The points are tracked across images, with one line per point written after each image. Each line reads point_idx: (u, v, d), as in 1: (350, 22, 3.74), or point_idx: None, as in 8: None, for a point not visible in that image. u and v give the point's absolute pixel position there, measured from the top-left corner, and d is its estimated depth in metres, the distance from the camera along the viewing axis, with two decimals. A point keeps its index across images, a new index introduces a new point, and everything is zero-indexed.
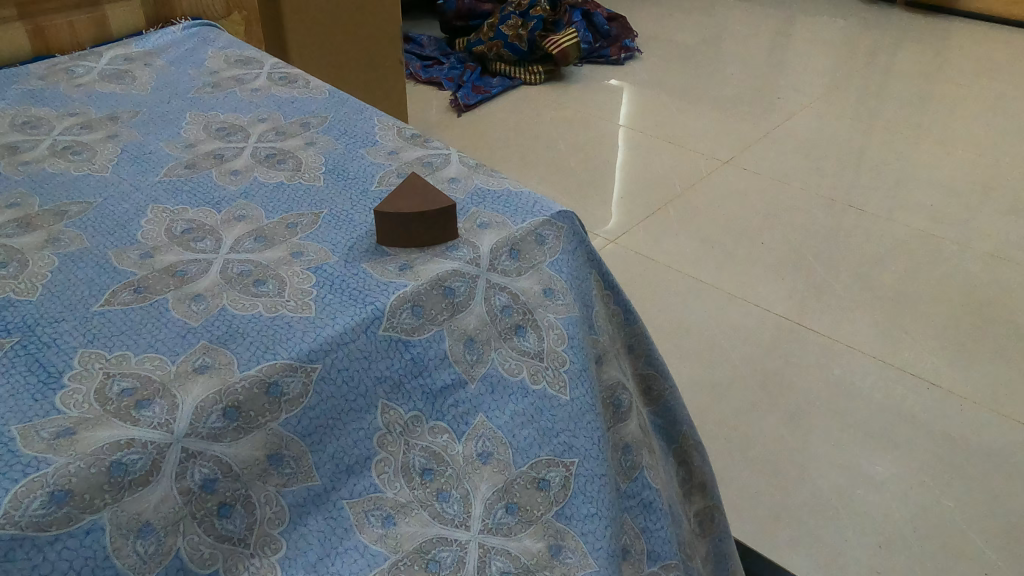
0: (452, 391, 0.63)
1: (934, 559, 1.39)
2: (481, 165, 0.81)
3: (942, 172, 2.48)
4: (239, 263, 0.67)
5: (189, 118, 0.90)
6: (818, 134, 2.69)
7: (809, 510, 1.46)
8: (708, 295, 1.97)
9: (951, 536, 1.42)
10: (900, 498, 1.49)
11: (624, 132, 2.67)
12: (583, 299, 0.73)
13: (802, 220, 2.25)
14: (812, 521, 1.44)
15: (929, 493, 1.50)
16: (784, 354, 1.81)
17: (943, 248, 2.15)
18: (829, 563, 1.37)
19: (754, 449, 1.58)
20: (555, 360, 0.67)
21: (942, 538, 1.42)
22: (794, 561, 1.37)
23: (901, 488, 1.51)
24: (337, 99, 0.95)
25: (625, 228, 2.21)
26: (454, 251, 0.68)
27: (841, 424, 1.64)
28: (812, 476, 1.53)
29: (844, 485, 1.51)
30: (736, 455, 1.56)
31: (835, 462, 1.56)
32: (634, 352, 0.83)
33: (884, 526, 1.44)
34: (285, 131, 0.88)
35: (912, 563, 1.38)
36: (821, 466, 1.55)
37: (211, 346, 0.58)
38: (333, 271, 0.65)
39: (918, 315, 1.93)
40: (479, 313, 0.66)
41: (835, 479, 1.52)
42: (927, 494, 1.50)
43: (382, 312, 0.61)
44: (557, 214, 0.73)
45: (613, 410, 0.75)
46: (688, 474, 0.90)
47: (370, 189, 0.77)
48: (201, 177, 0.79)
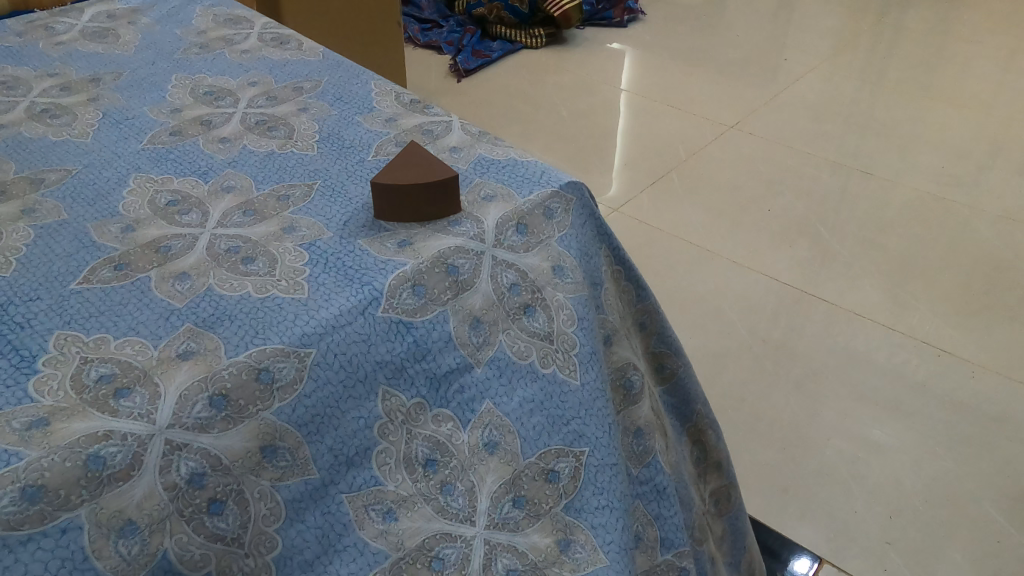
0: (456, 376, 0.59)
1: (946, 528, 1.37)
2: (484, 133, 0.77)
3: (954, 133, 2.43)
4: (227, 239, 0.63)
5: (176, 80, 0.85)
6: (827, 97, 2.62)
7: (818, 482, 1.44)
8: (714, 264, 1.93)
9: (962, 506, 1.41)
10: (911, 467, 1.47)
11: (627, 96, 2.60)
12: (592, 275, 0.69)
13: (811, 185, 2.20)
14: (822, 493, 1.43)
15: (940, 462, 1.48)
16: (792, 324, 1.77)
17: (954, 212, 2.11)
18: (840, 535, 1.36)
19: (762, 422, 1.55)
20: (566, 343, 0.64)
21: (953, 508, 1.40)
22: (804, 533, 1.36)
23: (911, 458, 1.49)
24: (331, 62, 0.89)
25: (629, 196, 2.16)
26: (457, 226, 0.63)
27: (850, 393, 1.61)
28: (821, 446, 1.51)
29: (853, 456, 1.49)
30: (743, 428, 1.54)
31: (844, 432, 1.54)
32: (647, 330, 0.79)
33: (894, 498, 1.42)
34: (276, 95, 0.83)
35: (923, 533, 1.36)
36: (830, 437, 1.53)
37: (196, 330, 0.54)
38: (327, 248, 0.61)
39: (928, 281, 1.89)
40: (485, 292, 0.61)
41: (844, 450, 1.50)
42: (937, 463, 1.48)
43: (380, 293, 0.57)
44: (566, 186, 0.68)
45: (624, 392, 0.71)
46: (704, 453, 0.87)
47: (367, 159, 0.72)
48: (188, 145, 0.74)
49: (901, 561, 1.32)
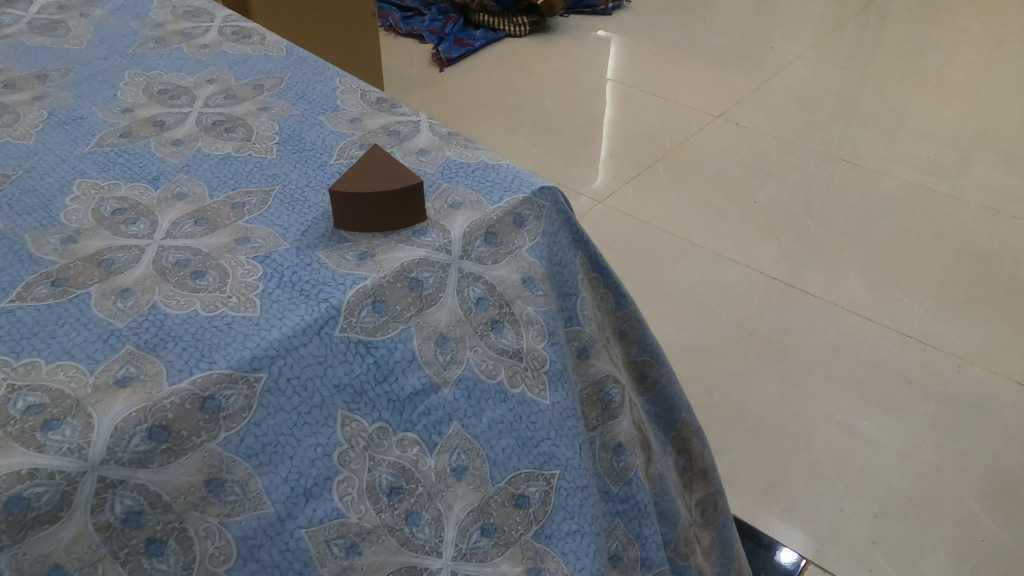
0: (423, 397, 0.56)
1: (931, 526, 1.36)
2: (454, 133, 0.73)
3: (940, 123, 2.40)
4: (175, 251, 0.59)
5: (128, 77, 0.80)
6: (813, 85, 2.58)
7: (804, 480, 1.43)
8: (700, 258, 1.90)
9: (948, 503, 1.40)
10: (897, 464, 1.46)
11: (612, 86, 2.56)
12: (563, 286, 0.66)
13: (797, 176, 2.17)
14: (807, 492, 1.41)
15: (926, 459, 1.47)
16: (778, 318, 1.75)
17: (941, 203, 2.09)
18: (825, 535, 1.34)
19: (748, 419, 1.53)
20: (536, 360, 0.61)
21: (939, 505, 1.39)
22: (789, 534, 1.34)
23: (897, 454, 1.47)
24: (294, 58, 0.85)
25: (614, 188, 2.12)
26: (422, 236, 0.60)
27: (836, 388, 1.59)
28: (807, 444, 1.49)
29: (839, 452, 1.47)
30: (729, 426, 1.51)
31: (830, 428, 1.52)
32: (627, 338, 0.76)
33: (880, 495, 1.40)
34: (235, 94, 0.79)
35: (908, 531, 1.35)
36: (815, 434, 1.51)
37: (137, 352, 0.50)
38: (283, 261, 0.57)
39: (914, 273, 1.87)
40: (451, 307, 0.58)
41: (830, 446, 1.48)
42: (923, 459, 1.47)
43: (337, 311, 0.53)
44: (539, 190, 0.64)
45: (602, 407, 0.68)
46: (689, 462, 0.84)
47: (328, 163, 0.68)
48: (138, 147, 0.70)
49: (886, 560, 1.31)
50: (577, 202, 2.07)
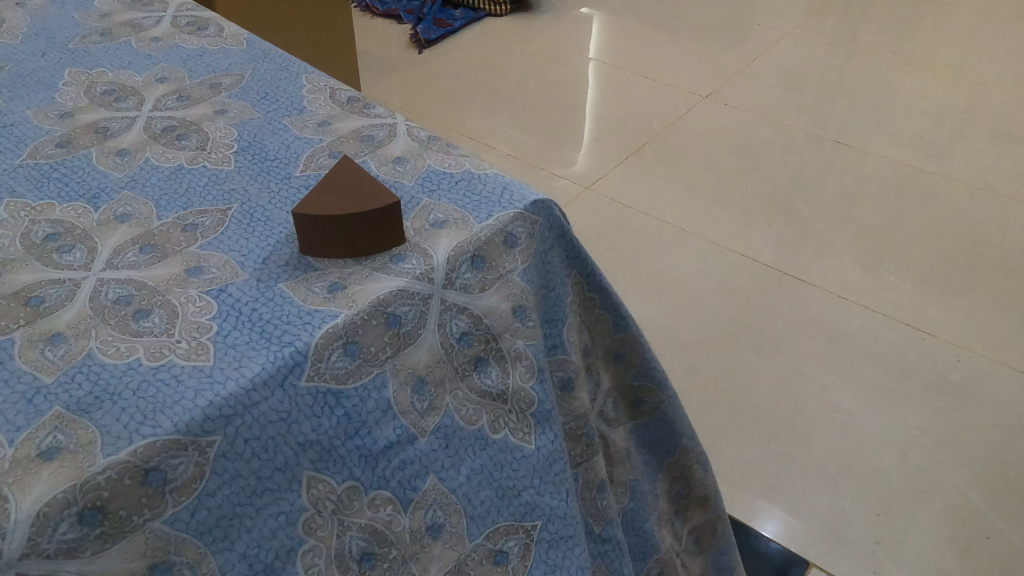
0: (397, 450, 0.51)
1: (937, 523, 1.31)
2: (434, 137, 0.65)
3: (932, 100, 2.34)
4: (116, 285, 0.51)
5: (68, 76, 0.72)
6: (802, 63, 2.51)
7: (805, 478, 1.37)
8: (691, 246, 1.84)
9: (951, 498, 1.35)
10: (898, 458, 1.41)
11: (596, 66, 2.48)
12: (549, 312, 0.60)
13: (789, 158, 2.11)
14: (809, 491, 1.36)
15: (928, 452, 1.42)
16: (773, 308, 1.69)
17: (935, 184, 2.03)
18: (828, 536, 1.29)
19: (745, 414, 1.47)
20: (521, 401, 0.56)
21: (942, 501, 1.34)
22: (792, 536, 1.29)
23: (898, 448, 1.42)
24: (256, 52, 0.77)
25: (601, 173, 2.05)
26: (401, 263, 0.52)
27: (834, 380, 1.54)
28: (806, 439, 1.43)
29: (839, 447, 1.42)
30: (725, 423, 1.46)
31: (829, 422, 1.46)
32: (624, 361, 0.69)
33: (883, 491, 1.35)
34: (189, 94, 0.70)
35: (914, 530, 1.30)
36: (815, 428, 1.45)
37: (66, 415, 0.42)
38: (240, 296, 0.50)
39: (909, 258, 1.82)
40: (432, 346, 0.52)
41: (830, 441, 1.43)
42: (925, 453, 1.41)
43: (304, 357, 0.46)
44: (531, 205, 0.57)
45: (585, 443, 0.64)
46: (685, 488, 0.78)
47: (294, 175, 0.60)
48: (77, 159, 0.62)
49: (892, 561, 1.26)
50: (564, 189, 1.99)
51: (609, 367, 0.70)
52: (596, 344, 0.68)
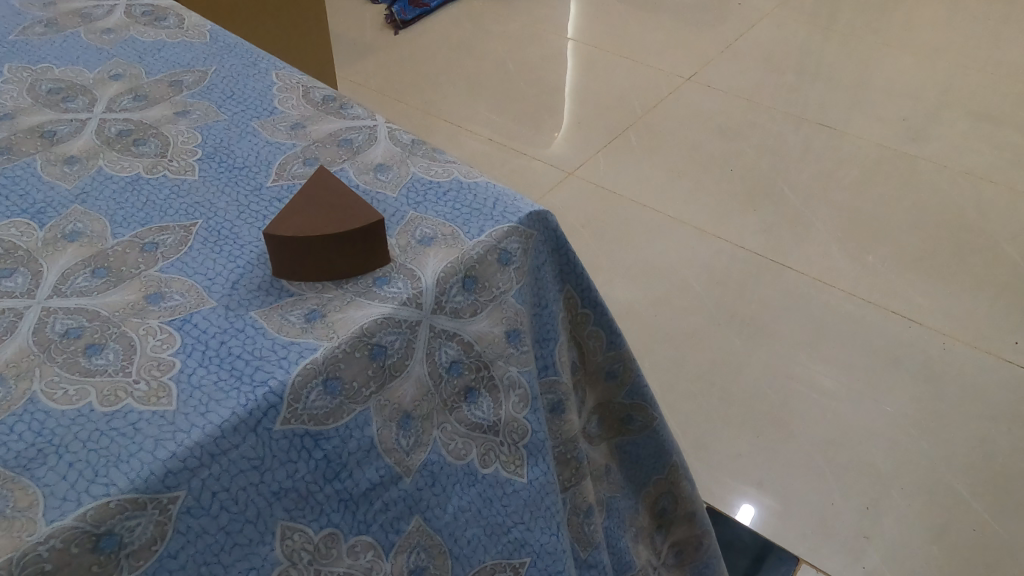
0: (379, 492, 0.46)
1: (924, 516, 1.20)
2: (417, 142, 0.60)
3: (916, 76, 2.23)
4: (64, 316, 0.45)
5: (11, 73, 0.65)
6: (784, 42, 2.37)
7: (793, 470, 1.26)
8: (676, 232, 1.70)
9: (938, 489, 1.24)
10: (886, 449, 1.29)
11: (572, 45, 2.38)
12: (541, 332, 0.56)
13: (771, 141, 1.97)
14: (797, 485, 1.24)
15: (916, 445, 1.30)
16: (759, 295, 1.56)
17: (915, 166, 1.90)
18: (816, 531, 1.18)
19: (733, 407, 1.35)
20: (514, 432, 0.52)
21: (929, 493, 1.23)
22: (779, 531, 1.18)
23: (889, 438, 1.31)
24: (221, 45, 0.71)
25: (583, 158, 1.92)
26: (386, 287, 0.47)
27: (824, 368, 1.42)
28: (796, 433, 1.31)
29: (830, 439, 1.30)
30: (710, 415, 1.33)
31: (818, 412, 1.34)
32: (617, 379, 0.66)
33: (872, 484, 1.24)
34: (147, 93, 0.64)
35: (902, 523, 1.19)
36: (804, 421, 1.33)
37: (4, 472, 0.37)
38: (204, 327, 0.44)
39: (891, 240, 1.69)
40: (420, 377, 0.48)
41: (820, 434, 1.31)
42: (914, 444, 1.30)
43: (280, 398, 0.41)
44: (526, 218, 0.52)
45: (574, 467, 0.60)
46: (672, 504, 0.74)
47: (264, 185, 0.55)
48: (21, 168, 0.56)
49: (880, 557, 1.15)
50: (544, 174, 1.87)
51: (600, 384, 0.66)
52: (588, 360, 0.64)
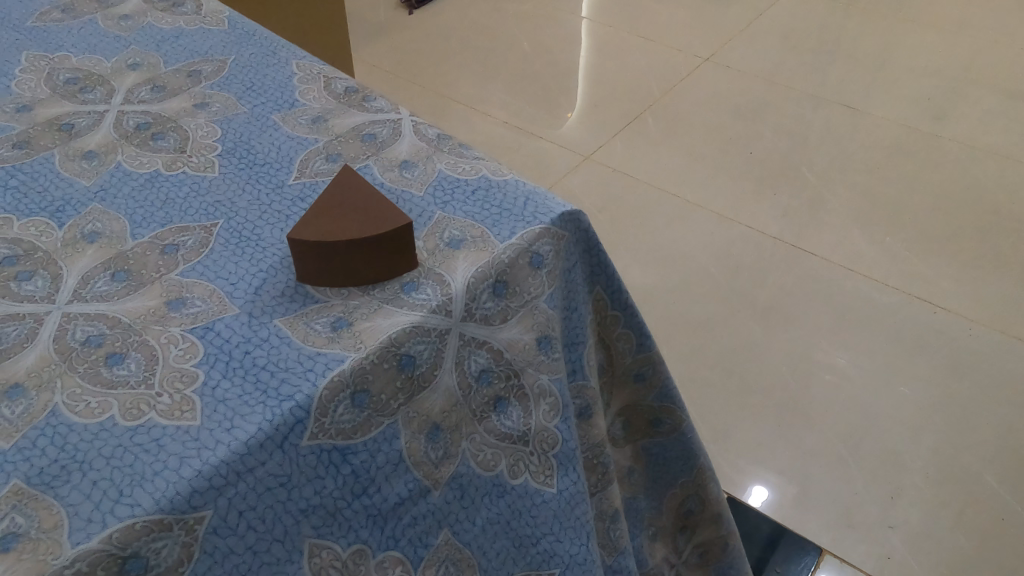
0: (408, 506, 0.45)
1: (950, 506, 1.17)
2: (442, 136, 0.58)
3: (944, 56, 2.16)
4: (84, 322, 0.43)
5: (27, 62, 0.63)
6: (807, 22, 2.30)
7: (815, 460, 1.23)
8: (694, 217, 1.66)
9: (963, 480, 1.20)
10: (911, 438, 1.26)
11: (588, 25, 2.32)
12: (571, 336, 0.54)
13: (792, 122, 1.92)
14: (819, 475, 1.21)
15: (941, 435, 1.26)
16: (779, 282, 1.52)
17: (942, 148, 1.84)
18: (839, 523, 1.16)
19: (753, 396, 1.32)
20: (544, 442, 0.50)
21: (955, 484, 1.20)
22: (800, 521, 1.16)
23: (913, 428, 1.27)
24: (239, 33, 0.69)
25: (600, 142, 1.87)
26: (415, 294, 0.45)
27: (847, 356, 1.38)
28: (818, 422, 1.28)
29: (852, 429, 1.27)
30: (731, 404, 1.30)
31: (840, 402, 1.31)
32: (646, 381, 0.64)
33: (896, 475, 1.21)
34: (165, 84, 0.62)
35: (926, 513, 1.16)
36: (826, 411, 1.30)
37: (26, 490, 0.36)
38: (228, 336, 0.43)
39: (918, 224, 1.64)
40: (448, 387, 0.46)
41: (841, 423, 1.28)
42: (939, 434, 1.26)
43: (307, 412, 0.40)
44: (559, 219, 0.50)
45: (601, 473, 0.58)
46: (698, 506, 0.72)
47: (287, 183, 0.53)
48: (37, 163, 0.54)
49: (905, 548, 1.13)
50: (561, 158, 1.83)
51: (629, 386, 0.64)
52: (616, 363, 0.62)
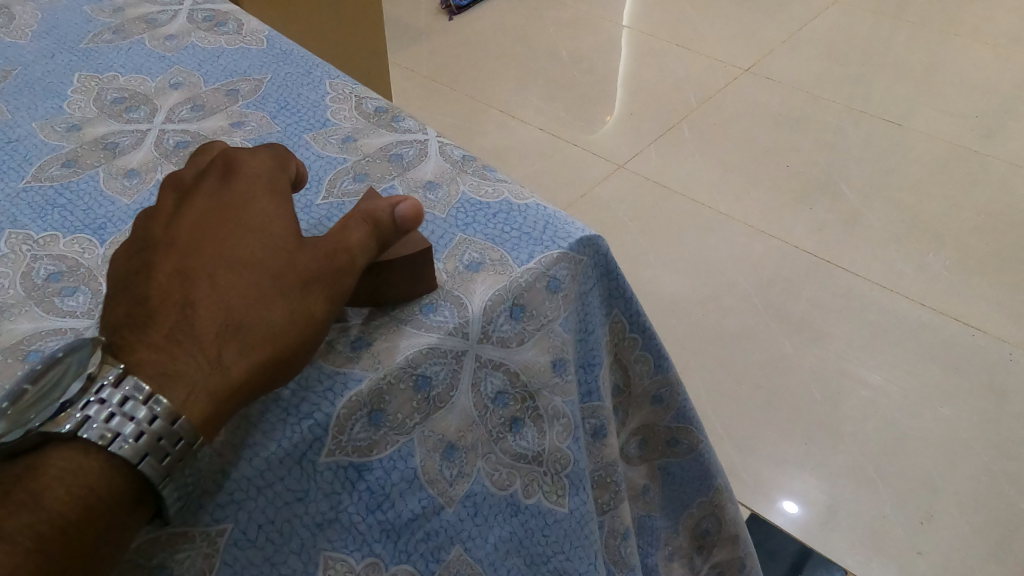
0: (421, 522, 0.46)
1: (984, 534, 1.15)
2: (467, 158, 0.59)
3: (994, 71, 2.10)
4: None
5: (78, 81, 0.67)
6: (850, 34, 2.27)
7: (843, 480, 1.21)
8: (727, 228, 1.65)
9: (999, 509, 1.17)
10: (943, 462, 1.23)
11: (628, 33, 2.31)
12: (586, 357, 0.55)
13: (830, 135, 1.89)
14: (846, 494, 1.20)
15: (976, 460, 1.23)
16: (812, 297, 1.50)
17: (988, 166, 1.79)
18: (866, 544, 1.14)
19: (782, 411, 1.31)
20: (558, 462, 0.52)
21: (990, 512, 1.17)
22: (826, 541, 1.14)
23: (946, 452, 1.24)
24: (277, 52, 0.71)
25: (634, 151, 1.87)
26: (433, 315, 0.47)
27: (880, 376, 1.36)
28: (848, 441, 1.26)
29: (883, 449, 1.25)
30: (758, 419, 1.29)
31: (871, 421, 1.29)
32: (664, 403, 0.64)
33: (926, 498, 1.19)
34: (204, 103, 0.65)
35: (958, 540, 1.14)
36: (857, 431, 1.28)
37: None
38: None
39: (959, 244, 1.60)
40: (464, 408, 0.48)
41: (873, 444, 1.26)
42: (974, 459, 1.23)
43: (326, 429, 0.42)
44: (577, 244, 0.51)
45: (611, 490, 0.59)
46: (715, 526, 0.72)
47: (315, 203, 0.55)
48: (82, 181, 0.57)
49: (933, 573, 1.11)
50: (594, 167, 1.83)
51: (646, 406, 0.64)
52: (633, 384, 0.62)
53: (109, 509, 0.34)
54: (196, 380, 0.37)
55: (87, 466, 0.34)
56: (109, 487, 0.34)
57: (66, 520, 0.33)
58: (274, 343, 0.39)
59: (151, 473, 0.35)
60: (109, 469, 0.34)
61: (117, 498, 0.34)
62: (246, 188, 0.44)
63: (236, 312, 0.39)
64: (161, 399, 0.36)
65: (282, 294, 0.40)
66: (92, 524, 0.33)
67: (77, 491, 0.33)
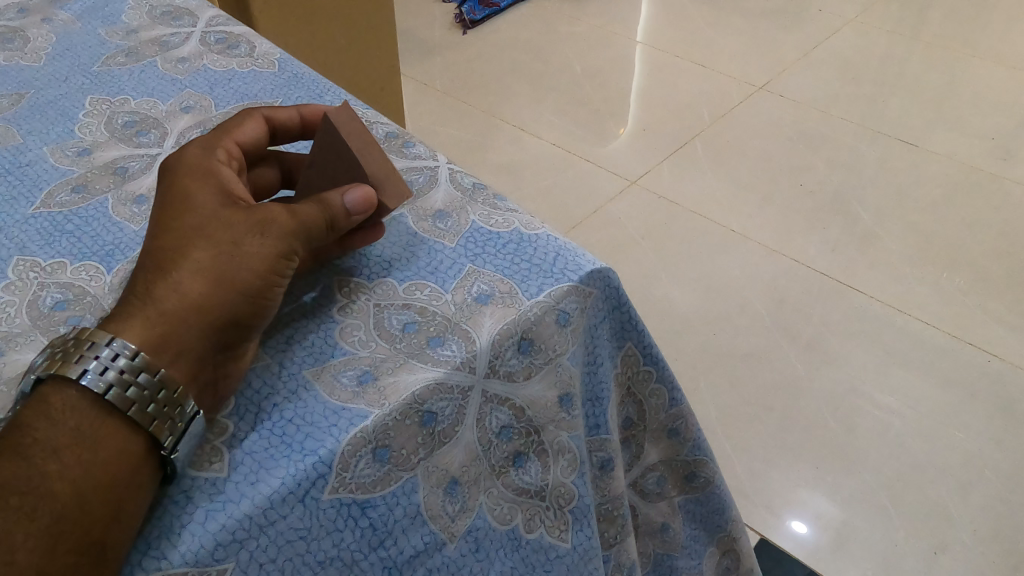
0: (423, 558, 0.45)
1: (999, 566, 1.12)
2: (479, 187, 0.59)
3: (1012, 93, 2.08)
4: None
5: (90, 105, 0.67)
6: (866, 52, 2.26)
7: (856, 506, 1.19)
8: (739, 247, 1.64)
9: (1015, 540, 1.15)
10: (958, 490, 1.21)
11: (642, 50, 2.31)
12: (594, 391, 0.54)
13: (844, 154, 1.88)
14: (858, 520, 1.17)
15: (991, 489, 1.21)
16: (824, 318, 1.48)
17: (1005, 189, 1.77)
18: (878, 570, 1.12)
19: (793, 433, 1.29)
20: (561, 497, 0.51)
21: (1005, 543, 1.15)
22: (836, 567, 1.12)
23: (960, 479, 1.22)
24: (289, 76, 0.71)
25: (646, 167, 1.86)
26: (440, 349, 0.46)
27: (894, 399, 1.34)
28: (860, 465, 1.24)
29: (897, 475, 1.23)
30: (769, 440, 1.28)
31: (884, 445, 1.27)
32: (679, 435, 0.63)
33: (940, 526, 1.17)
34: (213, 126, 0.65)
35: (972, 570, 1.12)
36: (870, 455, 1.26)
37: None
38: (266, 395, 0.44)
39: (975, 266, 1.58)
40: (469, 443, 0.47)
41: (887, 469, 1.24)
42: (990, 488, 1.21)
43: (329, 467, 0.41)
44: (587, 277, 0.50)
45: (616, 524, 0.58)
46: (734, 562, 0.71)
47: None
48: (91, 208, 0.57)
49: None
50: (606, 183, 1.82)
51: (663, 440, 0.63)
52: (647, 417, 0.61)
53: (71, 415, 0.37)
54: (138, 317, 0.40)
55: (57, 392, 0.38)
56: (69, 399, 0.37)
57: (33, 430, 0.36)
58: (208, 277, 0.41)
59: (100, 390, 0.37)
60: (68, 386, 0.37)
61: (78, 406, 0.37)
62: (174, 167, 0.47)
63: (172, 261, 0.42)
64: (111, 337, 0.39)
65: (211, 239, 0.43)
66: (56, 429, 0.36)
67: (46, 408, 0.37)
